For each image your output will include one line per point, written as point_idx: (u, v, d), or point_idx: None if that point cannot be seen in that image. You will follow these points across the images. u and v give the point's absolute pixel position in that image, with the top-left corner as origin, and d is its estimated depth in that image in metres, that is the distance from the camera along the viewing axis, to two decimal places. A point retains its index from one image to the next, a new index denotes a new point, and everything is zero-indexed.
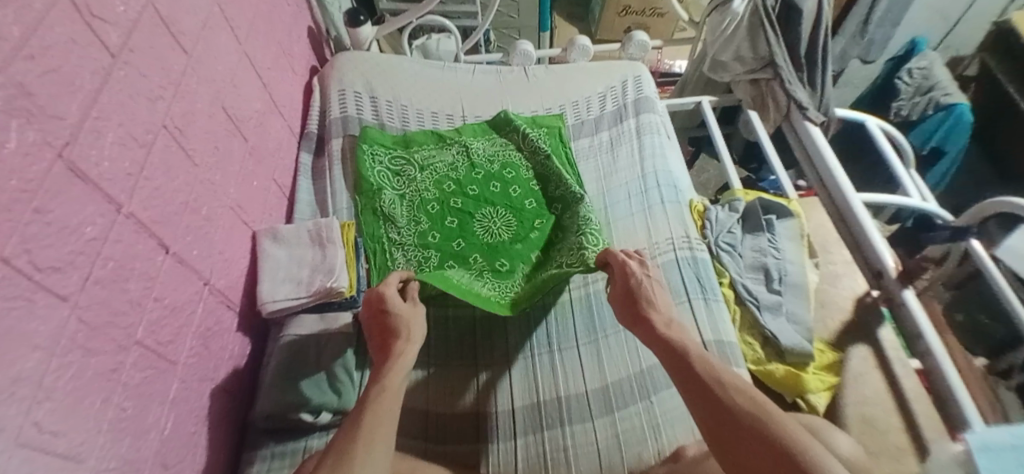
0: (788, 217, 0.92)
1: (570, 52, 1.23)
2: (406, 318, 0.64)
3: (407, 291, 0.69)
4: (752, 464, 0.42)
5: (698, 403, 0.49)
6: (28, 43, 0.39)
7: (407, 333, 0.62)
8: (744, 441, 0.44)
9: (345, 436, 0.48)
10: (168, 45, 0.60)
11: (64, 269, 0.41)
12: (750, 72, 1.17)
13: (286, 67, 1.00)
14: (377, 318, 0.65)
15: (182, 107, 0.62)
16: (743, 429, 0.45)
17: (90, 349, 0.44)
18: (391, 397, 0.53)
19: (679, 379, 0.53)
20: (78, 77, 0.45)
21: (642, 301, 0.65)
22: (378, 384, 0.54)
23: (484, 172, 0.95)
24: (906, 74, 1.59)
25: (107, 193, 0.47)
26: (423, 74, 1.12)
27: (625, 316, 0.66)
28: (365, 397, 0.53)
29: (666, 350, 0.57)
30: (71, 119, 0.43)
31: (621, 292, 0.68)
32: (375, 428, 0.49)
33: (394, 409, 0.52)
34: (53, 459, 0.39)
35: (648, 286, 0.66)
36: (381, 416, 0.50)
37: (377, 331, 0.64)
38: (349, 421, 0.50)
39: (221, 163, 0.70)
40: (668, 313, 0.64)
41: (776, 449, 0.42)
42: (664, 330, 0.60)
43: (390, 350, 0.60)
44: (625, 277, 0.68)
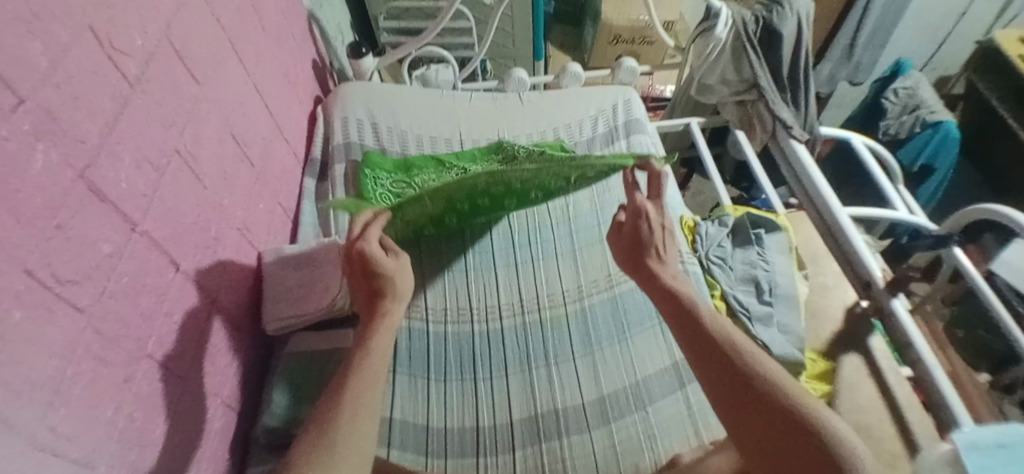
0: (777, 230, 0.95)
1: (563, 79, 1.28)
2: (392, 274, 0.61)
3: (387, 243, 0.66)
4: (753, 419, 0.43)
5: (699, 356, 0.50)
6: (55, 72, 0.42)
7: (394, 291, 0.60)
8: (745, 392, 0.44)
9: (328, 405, 0.47)
10: (181, 75, 0.65)
11: (81, 282, 0.44)
12: (735, 94, 1.22)
13: (292, 97, 1.05)
14: (364, 275, 0.62)
15: (193, 133, 0.66)
16: (745, 384, 0.45)
17: (103, 360, 0.46)
18: (378, 361, 0.52)
19: (682, 327, 0.54)
20: (98, 103, 0.48)
21: (649, 248, 0.67)
22: (364, 351, 0.53)
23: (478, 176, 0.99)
24: (893, 95, 1.65)
25: (123, 213, 0.50)
26: (423, 99, 1.17)
27: (631, 265, 0.68)
28: (351, 360, 0.52)
29: (671, 299, 0.58)
30: (91, 143, 0.47)
31: (630, 242, 0.69)
32: (364, 390, 0.48)
33: (382, 372, 0.51)
34: (66, 464, 0.40)
35: (657, 238, 0.67)
36: (366, 379, 0.49)
37: (366, 289, 0.62)
38: (333, 387, 0.49)
39: (228, 184, 0.74)
40: (674, 267, 0.65)
41: (777, 404, 0.42)
42: (669, 280, 0.61)
43: (377, 309, 0.58)
44: (636, 223, 0.69)
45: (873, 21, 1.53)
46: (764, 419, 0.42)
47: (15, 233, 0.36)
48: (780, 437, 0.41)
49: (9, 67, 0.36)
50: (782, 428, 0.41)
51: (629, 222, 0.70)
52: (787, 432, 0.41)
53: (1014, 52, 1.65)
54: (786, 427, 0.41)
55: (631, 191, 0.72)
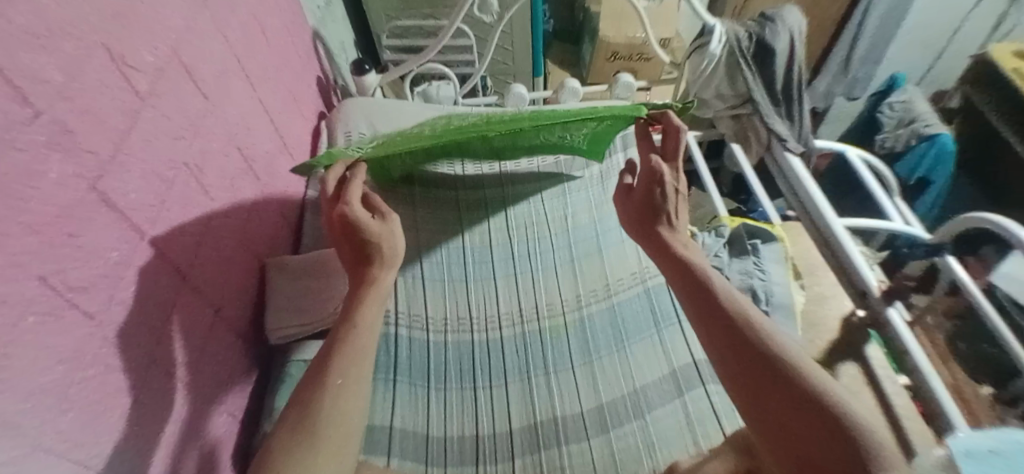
0: (773, 241, 0.96)
1: (562, 94, 1.31)
2: (379, 239, 0.63)
3: (375, 202, 0.67)
4: (756, 371, 0.48)
5: (705, 320, 0.55)
6: (69, 87, 0.44)
7: (383, 258, 0.63)
8: (749, 350, 0.50)
9: (313, 384, 0.51)
10: (189, 90, 0.67)
11: (90, 289, 0.45)
12: (730, 109, 1.24)
13: (296, 112, 1.08)
14: (343, 229, 0.63)
15: (200, 146, 0.68)
16: (751, 342, 0.50)
17: (109, 365, 0.47)
18: (365, 334, 0.57)
19: (696, 290, 0.59)
20: (109, 117, 0.50)
21: (662, 215, 0.70)
22: (348, 326, 0.57)
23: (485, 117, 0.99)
24: (888, 108, 1.68)
25: (131, 222, 0.52)
26: (424, 114, 1.20)
27: (639, 231, 0.72)
28: (339, 329, 0.56)
29: (682, 267, 0.63)
30: (102, 155, 0.48)
31: (643, 208, 0.71)
32: (349, 363, 0.53)
33: (367, 350, 0.56)
34: (71, 467, 0.41)
35: (671, 206, 0.70)
36: (354, 350, 0.55)
37: (349, 248, 0.64)
38: (317, 361, 0.53)
39: (234, 196, 0.75)
40: (684, 236, 0.69)
41: (777, 361, 0.48)
42: (681, 249, 0.65)
43: (363, 275, 0.62)
44: (651, 187, 0.71)
45: (868, 38, 1.57)
46: (766, 372, 0.47)
47: (27, 240, 0.38)
48: (779, 388, 0.46)
49: (25, 81, 0.38)
50: (781, 381, 0.46)
51: (643, 185, 0.72)
52: (787, 385, 0.46)
53: (1009, 65, 1.67)
54: (785, 380, 0.46)
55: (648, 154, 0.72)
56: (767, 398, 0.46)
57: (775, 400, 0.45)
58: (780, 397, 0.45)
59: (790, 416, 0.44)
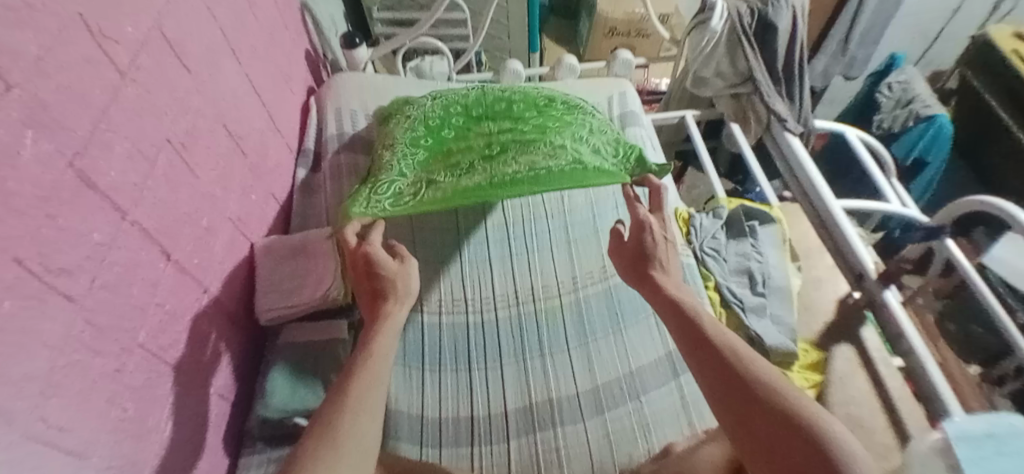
0: (771, 223, 0.95)
1: (558, 70, 1.27)
2: (394, 277, 0.63)
3: (396, 246, 0.67)
4: (758, 425, 0.43)
5: (700, 363, 0.51)
6: (46, 60, 0.42)
7: (397, 292, 0.62)
8: (745, 401, 0.45)
9: (330, 404, 0.48)
10: (172, 64, 0.64)
11: (73, 272, 0.43)
12: (730, 87, 1.23)
13: (284, 88, 1.04)
14: (366, 280, 0.64)
15: (185, 123, 0.65)
16: (749, 390, 0.46)
17: (96, 350, 0.45)
18: (379, 362, 0.53)
19: (686, 336, 0.55)
20: (89, 93, 0.47)
21: (652, 260, 0.67)
22: (365, 351, 0.54)
23: (492, 99, 0.96)
24: (887, 88, 1.66)
25: (113, 202, 0.50)
26: (418, 92, 1.17)
27: (633, 276, 0.69)
28: (353, 364, 0.52)
29: (673, 309, 0.59)
30: (81, 132, 0.46)
31: (634, 254, 0.69)
32: (364, 392, 0.49)
33: (385, 373, 0.52)
34: (59, 455, 0.40)
35: (662, 251, 0.68)
36: (367, 380, 0.50)
37: (366, 294, 0.64)
38: (334, 387, 0.50)
39: (221, 176, 0.73)
40: (675, 275, 0.66)
41: (777, 409, 0.43)
42: (671, 290, 0.62)
43: (379, 311, 0.60)
44: (639, 236, 0.69)
45: (867, 18, 1.53)
46: (767, 423, 0.43)
47: (7, 222, 0.36)
48: (783, 444, 0.41)
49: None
50: (784, 432, 0.42)
51: (632, 239, 0.70)
52: (801, 443, 0.41)
53: (1008, 46, 1.65)
54: (789, 432, 0.42)
55: (632, 205, 0.72)
56: (769, 454, 0.42)
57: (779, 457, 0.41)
58: (785, 454, 0.41)
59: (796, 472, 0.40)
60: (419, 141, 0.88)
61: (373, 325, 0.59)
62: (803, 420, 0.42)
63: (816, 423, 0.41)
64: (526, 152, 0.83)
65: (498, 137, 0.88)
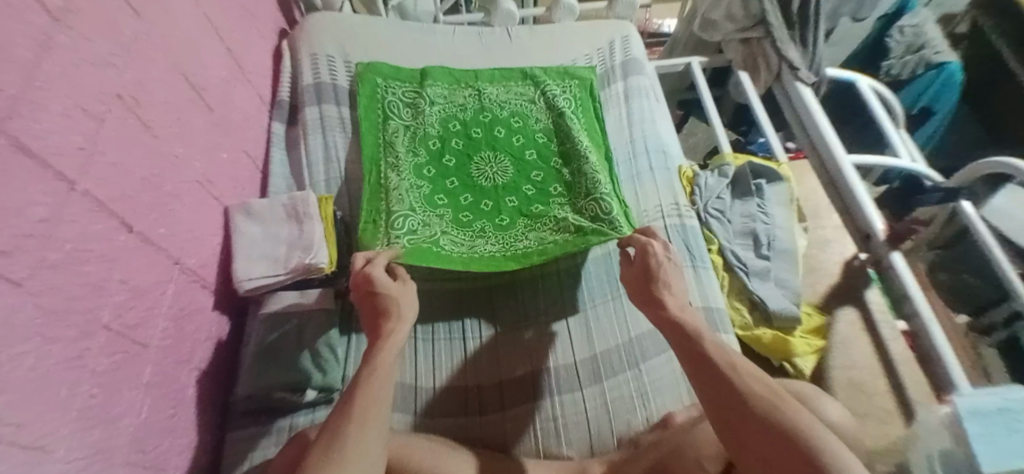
0: (778, 181, 0.91)
1: (556, 12, 1.16)
2: (395, 295, 0.60)
3: (398, 271, 0.66)
4: (755, 443, 0.41)
5: (708, 387, 0.47)
6: None
7: (399, 312, 0.59)
8: (743, 417, 0.43)
9: (336, 417, 0.46)
10: (116, 6, 0.55)
11: (14, 254, 0.38)
12: (740, 31, 1.13)
13: (251, 30, 0.93)
14: (367, 299, 0.61)
15: (136, 75, 0.57)
16: (748, 407, 0.44)
17: (50, 336, 0.41)
18: (383, 376, 0.50)
19: (684, 352, 0.52)
20: (16, 43, 0.40)
21: (656, 282, 0.62)
22: (370, 367, 0.51)
23: (492, 117, 0.92)
24: (898, 32, 1.48)
25: (55, 170, 0.43)
26: (401, 36, 1.06)
27: (639, 299, 0.63)
28: (357, 379, 0.50)
29: (677, 334, 0.54)
30: (11, 91, 0.38)
31: (638, 272, 0.65)
32: (368, 408, 0.46)
33: (390, 387, 0.50)
34: (17, 452, 0.36)
35: (666, 269, 0.64)
36: (371, 396, 0.48)
37: (367, 314, 0.61)
38: (343, 400, 0.48)
39: (183, 135, 0.66)
40: (684, 296, 0.61)
41: (777, 427, 0.41)
42: (675, 311, 0.57)
43: (380, 332, 0.56)
44: (644, 259, 0.66)
45: None
46: (765, 440, 0.41)
47: None
48: (782, 462, 0.39)
49: None
50: (783, 452, 0.40)
51: (639, 258, 0.67)
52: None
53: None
54: (790, 451, 0.39)
55: (633, 238, 0.69)
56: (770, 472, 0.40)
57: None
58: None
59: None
60: (423, 167, 0.86)
61: (375, 344, 0.56)
62: (804, 437, 0.40)
63: (818, 444, 0.39)
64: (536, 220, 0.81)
65: (501, 174, 0.85)
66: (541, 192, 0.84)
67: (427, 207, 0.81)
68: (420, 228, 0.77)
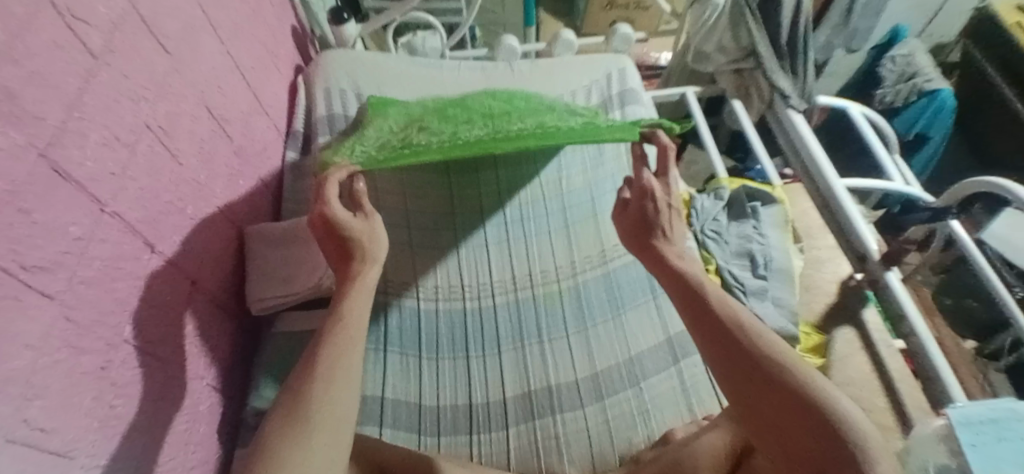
0: (773, 204, 0.94)
1: (556, 46, 1.23)
2: (360, 236, 0.60)
3: (362, 198, 0.64)
4: (760, 403, 0.41)
5: (710, 342, 0.47)
6: (14, 45, 0.38)
7: (364, 254, 0.60)
8: (749, 377, 0.42)
9: (302, 374, 0.47)
10: (150, 46, 0.60)
11: (51, 269, 0.41)
12: (732, 62, 1.19)
13: (270, 67, 1.00)
14: (332, 238, 0.61)
15: (165, 107, 0.62)
16: (752, 366, 0.43)
17: (79, 348, 0.44)
18: (351, 329, 0.51)
19: (686, 311, 0.51)
20: (60, 79, 0.44)
21: (654, 229, 0.62)
22: (336, 319, 0.51)
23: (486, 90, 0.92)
24: (891, 62, 1.51)
25: (91, 193, 0.47)
26: (409, 69, 1.13)
27: (634, 245, 0.64)
28: (323, 328, 0.51)
29: (680, 288, 0.54)
30: (55, 120, 0.43)
31: (633, 218, 0.64)
32: (337, 360, 0.48)
33: (358, 341, 0.50)
34: (45, 457, 0.39)
35: (665, 217, 0.63)
36: (340, 348, 0.49)
37: (337, 254, 0.61)
38: (305, 360, 0.48)
39: (206, 162, 0.70)
40: (681, 246, 0.61)
41: (778, 384, 0.41)
42: (675, 261, 0.57)
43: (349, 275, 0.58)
44: (642, 203, 0.64)
45: None
46: (769, 403, 0.40)
47: None
48: (778, 416, 0.40)
49: None
50: (786, 410, 0.39)
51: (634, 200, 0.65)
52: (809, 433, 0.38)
53: (1011, 19, 1.55)
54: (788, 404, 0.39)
55: (638, 167, 0.66)
56: (775, 431, 0.39)
57: (790, 438, 0.38)
58: (783, 425, 0.39)
59: (806, 449, 0.37)
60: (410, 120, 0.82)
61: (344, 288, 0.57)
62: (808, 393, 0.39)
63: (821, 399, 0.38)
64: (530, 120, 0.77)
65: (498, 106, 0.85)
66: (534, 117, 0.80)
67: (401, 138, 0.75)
68: (399, 138, 0.75)
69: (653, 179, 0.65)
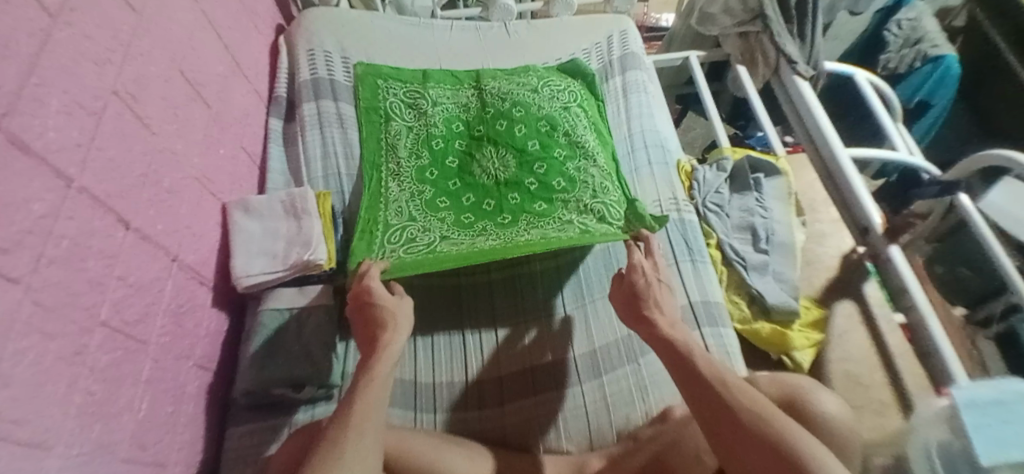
0: (776, 175, 0.92)
1: (552, 7, 1.14)
2: (391, 307, 0.61)
3: (396, 287, 0.66)
4: (748, 457, 0.44)
5: (704, 407, 0.49)
6: None
7: (394, 322, 0.60)
8: (744, 443, 0.45)
9: (336, 425, 0.48)
10: (114, 1, 0.55)
11: (12, 250, 0.37)
12: (737, 26, 1.13)
13: (248, 26, 0.93)
14: (362, 310, 0.63)
15: (133, 71, 0.57)
16: (746, 432, 0.45)
17: (48, 334, 0.41)
18: (379, 385, 0.52)
19: (675, 373, 0.53)
20: (12, 39, 0.39)
21: (644, 300, 0.63)
22: (365, 374, 0.53)
23: (495, 112, 0.91)
24: (894, 26, 1.45)
25: (54, 166, 0.43)
26: (397, 31, 1.06)
27: (628, 318, 0.64)
28: (354, 385, 0.52)
29: (670, 352, 0.55)
30: (9, 87, 0.38)
31: (626, 291, 0.65)
32: (367, 414, 0.49)
33: (384, 395, 0.52)
34: (17, 448, 0.36)
35: (655, 290, 0.64)
36: (370, 402, 0.50)
37: (361, 323, 0.62)
38: (340, 405, 0.50)
39: (181, 130, 0.65)
40: (673, 316, 0.62)
41: (774, 447, 0.43)
42: (666, 330, 0.58)
43: (374, 341, 0.58)
44: (632, 276, 0.66)
45: None
46: (765, 460, 0.43)
47: None
48: None
49: None
50: (775, 463, 0.43)
51: (625, 279, 0.66)
52: None
53: None
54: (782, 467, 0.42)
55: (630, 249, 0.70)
56: None
57: None
58: None
59: None
60: (428, 177, 0.83)
61: (370, 354, 0.57)
62: (797, 460, 0.42)
63: (810, 461, 0.42)
64: (538, 219, 0.78)
65: (505, 183, 0.82)
66: (544, 189, 0.81)
67: (414, 222, 0.77)
68: (419, 235, 0.76)
69: (642, 259, 0.69)
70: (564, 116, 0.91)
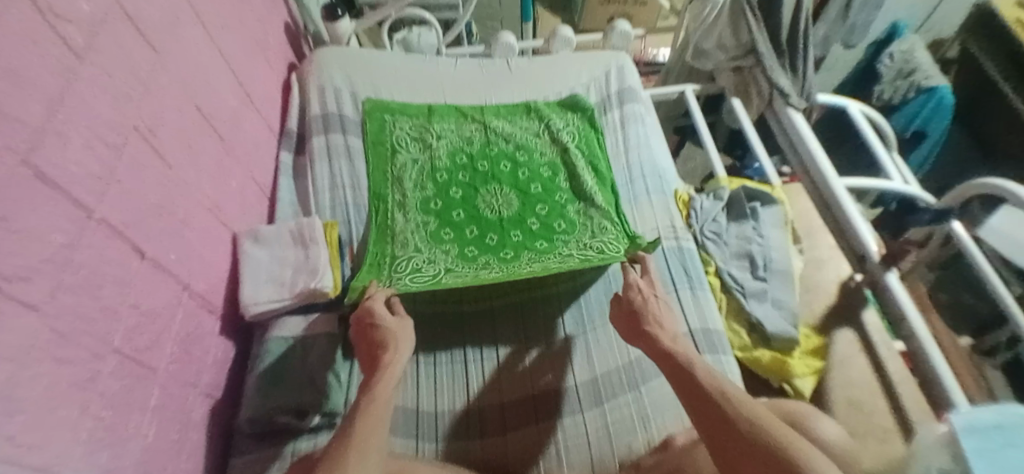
0: (773, 204, 0.93)
1: (552, 42, 1.20)
2: (394, 329, 0.63)
3: (397, 305, 0.68)
4: (743, 462, 0.44)
5: (704, 419, 0.50)
6: None
7: (395, 344, 0.61)
8: (741, 451, 0.45)
9: (337, 448, 0.49)
10: (136, 44, 0.59)
11: (32, 278, 0.39)
12: (732, 60, 1.19)
13: (262, 65, 0.98)
14: (367, 331, 0.64)
15: (152, 107, 0.60)
16: (742, 440, 0.46)
17: (63, 359, 0.42)
18: (380, 406, 0.53)
19: (678, 387, 0.54)
20: (40, 80, 0.42)
21: (645, 318, 0.65)
22: (367, 395, 0.54)
23: (498, 150, 0.96)
24: (887, 58, 1.51)
25: (76, 198, 0.45)
26: (404, 68, 1.11)
27: (631, 336, 0.65)
28: (356, 406, 0.53)
29: (671, 366, 0.57)
30: (36, 125, 0.41)
31: (626, 311, 0.67)
32: (368, 438, 0.50)
33: (386, 418, 0.53)
34: (28, 472, 0.37)
35: (654, 307, 0.66)
36: (371, 422, 0.51)
37: (366, 345, 0.63)
38: (344, 425, 0.51)
39: (195, 163, 0.68)
40: (674, 330, 0.63)
41: (767, 452, 0.44)
42: (669, 344, 0.60)
43: (378, 362, 0.59)
44: (632, 299, 0.68)
45: None
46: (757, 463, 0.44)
47: None
48: None
49: None
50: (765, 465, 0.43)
51: (626, 299, 0.68)
52: None
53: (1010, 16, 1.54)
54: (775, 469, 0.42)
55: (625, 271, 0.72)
56: None
57: None
58: None
59: None
60: (433, 209, 0.86)
61: (372, 375, 0.59)
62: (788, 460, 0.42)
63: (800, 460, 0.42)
64: (540, 255, 0.80)
65: (507, 220, 0.85)
66: (546, 228, 0.84)
67: (420, 254, 0.79)
68: (424, 266, 0.78)
69: (638, 279, 0.71)
70: (565, 159, 0.95)
